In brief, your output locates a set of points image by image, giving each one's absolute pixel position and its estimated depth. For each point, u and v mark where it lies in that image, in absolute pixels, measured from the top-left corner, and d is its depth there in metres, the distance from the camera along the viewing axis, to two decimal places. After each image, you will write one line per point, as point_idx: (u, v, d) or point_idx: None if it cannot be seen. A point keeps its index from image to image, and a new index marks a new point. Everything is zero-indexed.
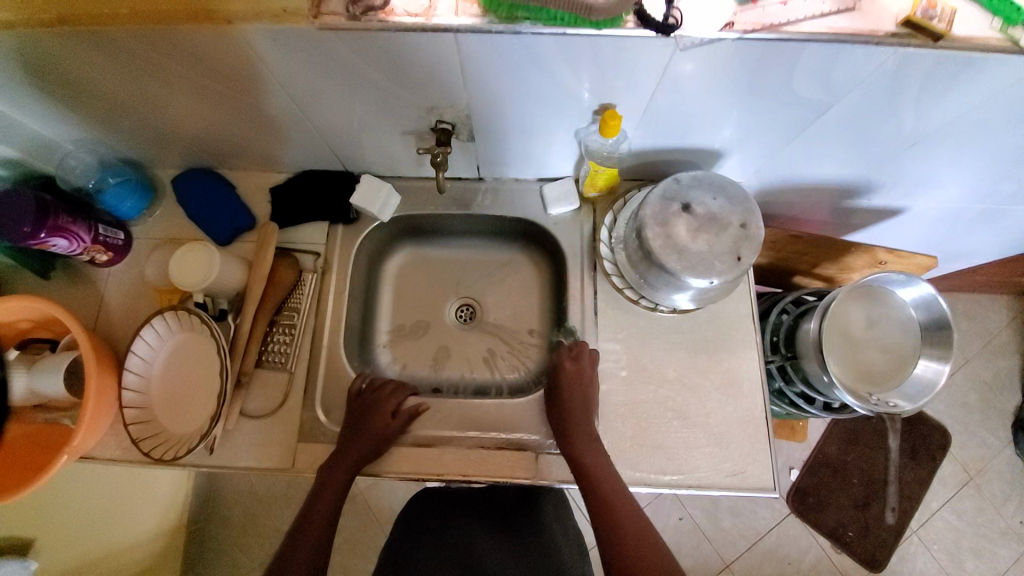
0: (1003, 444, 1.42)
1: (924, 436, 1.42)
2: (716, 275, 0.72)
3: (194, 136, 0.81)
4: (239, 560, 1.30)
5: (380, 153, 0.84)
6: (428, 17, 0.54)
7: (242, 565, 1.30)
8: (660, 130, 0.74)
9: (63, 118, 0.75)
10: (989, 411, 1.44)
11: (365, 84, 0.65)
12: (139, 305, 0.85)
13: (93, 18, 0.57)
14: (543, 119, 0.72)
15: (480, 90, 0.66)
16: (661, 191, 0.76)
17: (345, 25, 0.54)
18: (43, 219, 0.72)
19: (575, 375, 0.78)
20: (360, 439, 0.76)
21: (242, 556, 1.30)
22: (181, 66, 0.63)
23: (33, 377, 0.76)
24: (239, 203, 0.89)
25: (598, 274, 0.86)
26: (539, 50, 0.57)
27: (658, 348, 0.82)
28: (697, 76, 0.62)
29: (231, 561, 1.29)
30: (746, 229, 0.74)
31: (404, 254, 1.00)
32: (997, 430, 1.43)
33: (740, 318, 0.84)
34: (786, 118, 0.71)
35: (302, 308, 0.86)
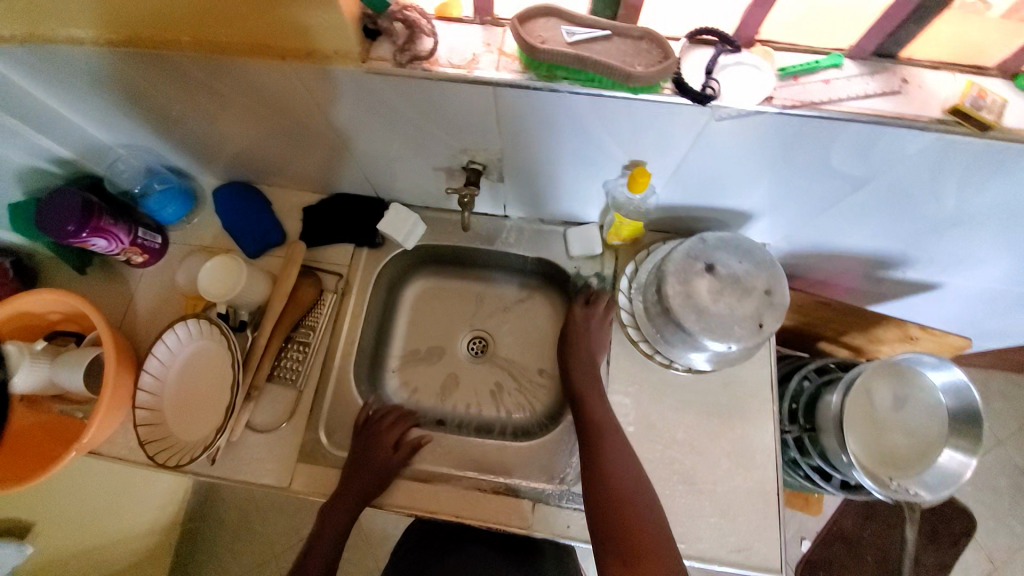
0: None
1: (948, 521, 1.33)
2: (735, 339, 0.70)
3: (237, 152, 0.85)
4: (226, 564, 1.29)
5: (411, 184, 0.86)
6: (469, 69, 0.56)
7: (229, 569, 1.29)
8: (690, 188, 0.74)
9: (119, 126, 0.79)
10: None
11: (403, 122, 0.67)
12: (165, 308, 0.88)
13: (156, 42, 0.60)
14: (574, 168, 0.73)
15: (514, 137, 0.67)
16: (685, 249, 0.75)
17: (390, 71, 0.56)
18: (88, 219, 0.75)
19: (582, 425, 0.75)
20: (361, 472, 0.76)
21: (230, 560, 1.30)
22: (233, 90, 0.67)
23: (54, 369, 0.78)
24: (271, 219, 0.92)
25: (614, 323, 0.84)
26: (575, 107, 0.58)
27: (670, 406, 0.80)
28: (732, 142, 0.61)
29: (219, 563, 1.29)
30: (770, 296, 0.72)
31: (424, 281, 1.01)
32: None
33: (758, 385, 0.81)
34: (821, 188, 0.70)
35: (318, 327, 0.87)
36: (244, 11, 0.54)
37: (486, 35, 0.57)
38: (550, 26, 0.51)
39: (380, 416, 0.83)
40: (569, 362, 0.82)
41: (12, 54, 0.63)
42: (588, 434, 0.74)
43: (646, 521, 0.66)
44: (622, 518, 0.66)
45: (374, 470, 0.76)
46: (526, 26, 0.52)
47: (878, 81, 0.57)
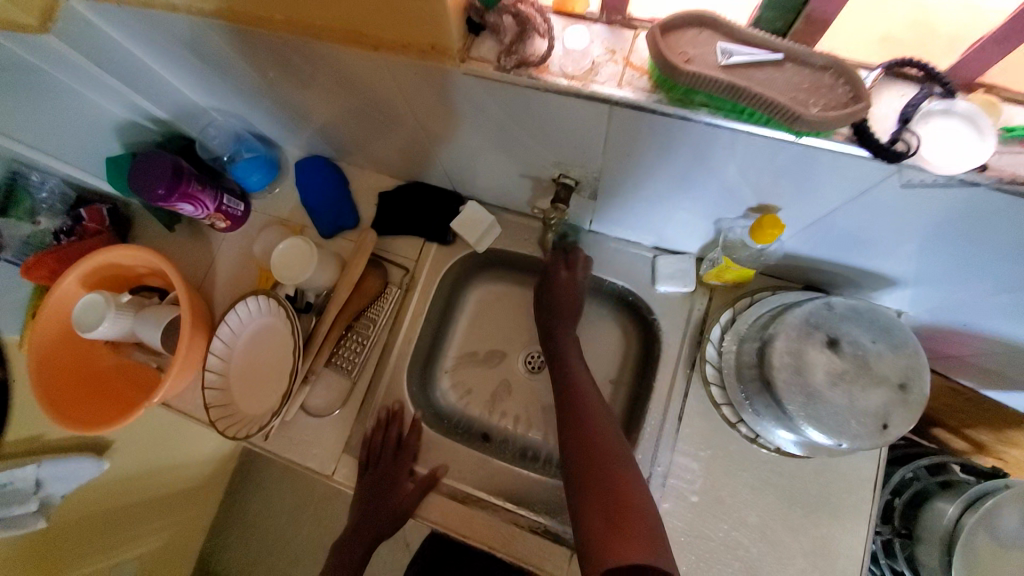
0: None
1: None
2: (848, 438, 0.58)
3: (322, 127, 0.81)
4: (273, 499, 1.39)
5: (493, 184, 0.79)
6: (585, 83, 0.46)
7: (275, 504, 1.39)
8: (825, 243, 0.61)
9: (212, 90, 0.78)
10: None
11: (495, 125, 0.59)
12: (241, 276, 0.90)
13: (249, 16, 0.55)
14: (684, 197, 0.62)
15: (622, 157, 0.57)
16: (805, 314, 0.63)
17: (491, 74, 0.48)
18: (176, 183, 0.76)
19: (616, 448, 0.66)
20: (395, 486, 0.77)
21: (277, 496, 1.40)
22: (321, 71, 0.62)
23: (136, 322, 0.82)
24: (347, 201, 0.89)
25: (696, 375, 0.75)
26: (706, 139, 0.48)
27: (743, 482, 0.70)
28: (907, 206, 0.47)
29: (266, 496, 1.39)
30: (904, 392, 0.58)
31: (488, 284, 0.95)
32: None
33: (857, 481, 0.69)
34: (1011, 276, 0.53)
35: (379, 320, 0.84)
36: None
37: (611, 39, 0.46)
38: (701, 41, 0.40)
39: (404, 436, 0.80)
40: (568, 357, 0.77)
41: (114, 14, 0.60)
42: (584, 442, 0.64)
43: (647, 520, 0.56)
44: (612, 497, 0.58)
45: (394, 497, 0.76)
46: (668, 37, 0.40)
47: None
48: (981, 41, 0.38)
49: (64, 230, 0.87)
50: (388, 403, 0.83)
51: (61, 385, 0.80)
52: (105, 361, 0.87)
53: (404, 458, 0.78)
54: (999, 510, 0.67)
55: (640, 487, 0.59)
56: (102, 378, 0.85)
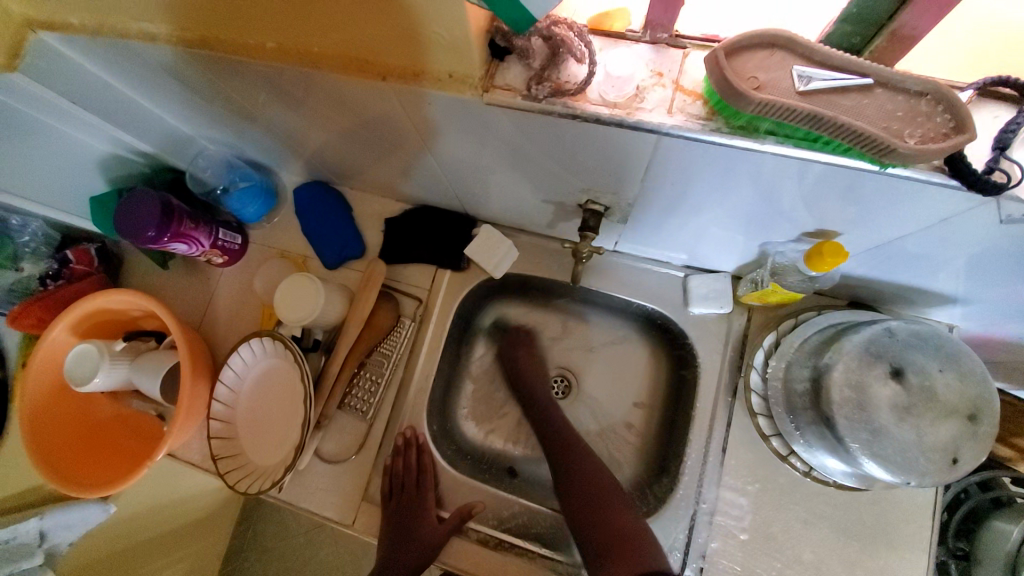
0: None
1: None
2: (916, 475, 0.54)
3: (318, 150, 0.75)
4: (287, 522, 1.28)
5: (508, 206, 0.73)
6: (630, 111, 0.40)
7: (289, 525, 1.28)
8: (881, 264, 0.56)
9: (201, 120, 0.72)
10: None
11: (515, 151, 0.54)
12: (242, 313, 0.84)
13: (237, 47, 0.49)
14: (725, 218, 0.56)
15: (662, 181, 0.51)
16: (864, 341, 0.58)
17: (520, 104, 0.42)
18: (168, 224, 0.70)
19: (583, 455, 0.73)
20: (410, 543, 0.71)
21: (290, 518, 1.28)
22: (318, 96, 0.56)
23: (133, 371, 0.76)
24: (352, 229, 0.84)
25: (739, 403, 0.70)
26: (766, 167, 0.42)
27: (796, 516, 0.66)
28: (994, 234, 0.42)
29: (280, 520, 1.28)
30: (976, 424, 0.54)
31: (503, 307, 0.89)
32: None
33: (915, 508, 0.65)
34: None
35: (394, 357, 0.79)
36: (340, 22, 0.42)
37: (656, 59, 0.41)
38: (774, 65, 0.34)
39: (420, 474, 0.75)
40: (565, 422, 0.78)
41: (84, 45, 0.54)
42: (585, 495, 0.68)
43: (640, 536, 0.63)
44: (607, 514, 0.65)
45: (419, 537, 0.71)
46: (734, 61, 0.34)
47: None
48: None
49: (50, 274, 0.80)
50: (402, 429, 0.78)
51: (60, 443, 0.73)
52: (103, 410, 0.81)
53: (427, 497, 0.74)
54: None
55: (626, 510, 0.66)
56: (100, 429, 0.79)
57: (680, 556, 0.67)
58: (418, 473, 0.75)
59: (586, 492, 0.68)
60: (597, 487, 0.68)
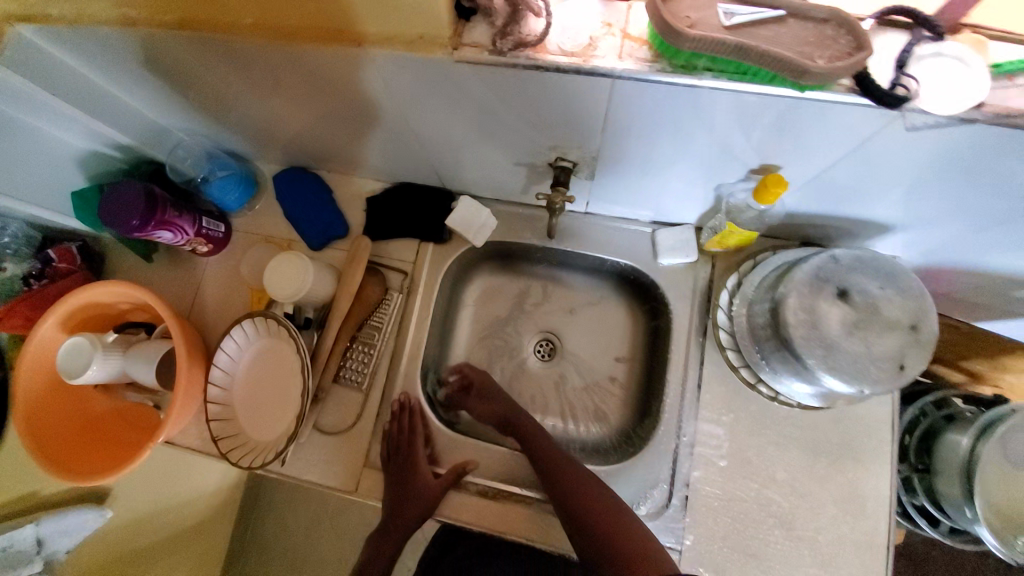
0: None
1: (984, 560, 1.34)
2: (869, 383, 0.60)
3: (296, 135, 0.77)
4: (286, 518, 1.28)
5: (483, 176, 0.77)
6: (586, 58, 0.45)
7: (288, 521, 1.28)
8: (822, 197, 0.62)
9: (179, 110, 0.74)
10: None
11: (485, 114, 0.58)
12: (231, 300, 0.86)
13: (216, 26, 0.52)
14: (682, 166, 0.62)
15: (621, 131, 0.56)
16: (813, 269, 0.64)
17: (488, 59, 0.46)
18: (152, 212, 0.72)
19: (572, 476, 0.70)
20: (410, 498, 0.76)
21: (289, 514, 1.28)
22: (292, 73, 0.58)
23: (127, 361, 0.77)
24: (334, 210, 0.86)
25: (709, 342, 0.76)
26: (709, 104, 0.47)
27: (768, 440, 0.72)
28: (909, 149, 0.48)
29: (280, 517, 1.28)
30: (916, 332, 0.60)
31: (485, 278, 0.94)
32: None
33: (876, 423, 0.71)
34: (1001, 208, 0.56)
35: (384, 328, 0.83)
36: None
37: (606, 12, 0.46)
38: (703, 5, 0.40)
39: (410, 437, 0.78)
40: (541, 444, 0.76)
41: (60, 34, 0.56)
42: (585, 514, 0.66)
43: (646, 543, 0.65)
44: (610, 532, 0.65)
45: (417, 494, 0.75)
46: (669, 3, 0.40)
47: None
48: None
49: (33, 274, 0.81)
50: (397, 396, 0.81)
51: (57, 437, 0.74)
52: (99, 405, 0.80)
53: (418, 454, 0.77)
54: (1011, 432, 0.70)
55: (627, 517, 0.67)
56: (96, 424, 0.79)
57: (667, 488, 0.72)
58: (411, 432, 0.79)
59: (584, 515, 0.66)
60: (597, 505, 0.67)
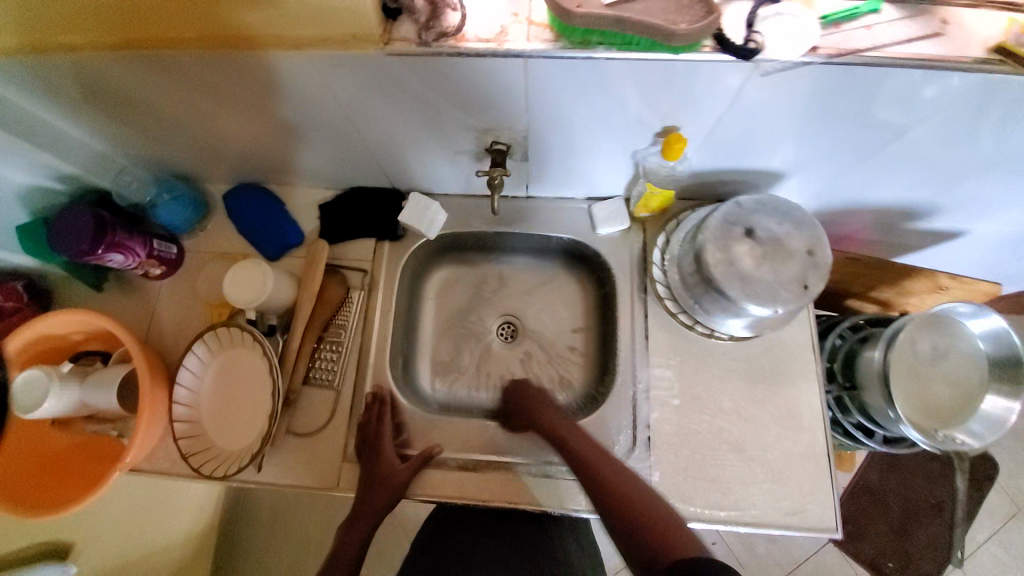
0: None
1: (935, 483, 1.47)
2: (781, 304, 0.69)
3: (244, 150, 0.81)
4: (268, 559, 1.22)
5: (428, 171, 0.84)
6: (499, 43, 0.53)
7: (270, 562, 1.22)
8: (720, 152, 0.73)
9: (124, 136, 0.76)
10: None
11: (420, 105, 0.64)
12: (190, 319, 0.86)
13: (157, 42, 0.57)
14: (600, 138, 0.71)
15: (542, 109, 0.64)
16: (722, 216, 0.74)
17: (414, 51, 0.54)
18: (102, 237, 0.72)
19: (611, 465, 0.70)
20: (376, 486, 0.74)
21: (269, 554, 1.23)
22: (234, 84, 0.63)
23: (86, 391, 0.75)
24: (288, 220, 0.89)
25: (650, 296, 0.84)
26: (608, 74, 0.56)
27: (712, 375, 0.80)
28: (770, 97, 0.59)
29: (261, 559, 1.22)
30: (813, 256, 0.70)
31: (443, 271, 0.99)
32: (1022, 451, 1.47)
33: (801, 347, 0.81)
34: (858, 142, 0.68)
35: (349, 326, 0.85)
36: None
37: (512, 5, 0.55)
38: None
39: (371, 427, 0.79)
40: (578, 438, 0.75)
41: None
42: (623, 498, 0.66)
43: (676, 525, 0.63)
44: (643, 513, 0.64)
45: (384, 480, 0.74)
46: None
47: (918, 25, 0.56)
48: None
49: None
50: (368, 390, 0.83)
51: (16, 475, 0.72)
52: (58, 441, 0.78)
53: (384, 441, 0.77)
54: (915, 338, 0.83)
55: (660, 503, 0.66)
56: (57, 460, 0.77)
57: (630, 432, 0.78)
58: (380, 421, 0.80)
59: (623, 499, 0.66)
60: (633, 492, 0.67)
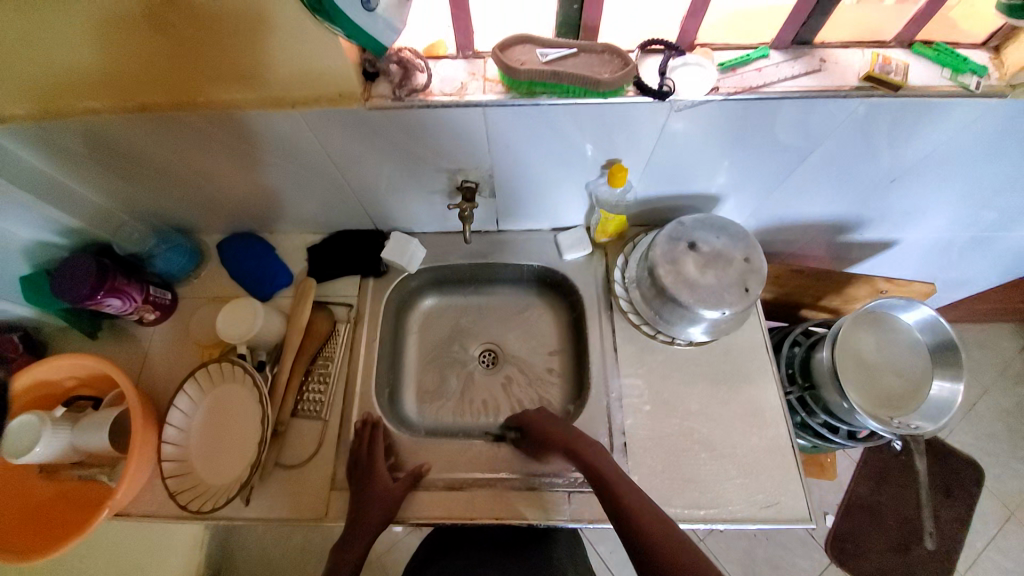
0: (1015, 465, 1.49)
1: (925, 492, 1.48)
2: (727, 305, 0.78)
3: (240, 201, 0.89)
4: None
5: (409, 212, 0.93)
6: (460, 95, 0.65)
7: None
8: (661, 181, 0.84)
9: (129, 190, 0.84)
10: (1000, 440, 1.52)
11: (399, 151, 0.75)
12: (181, 361, 0.90)
13: (168, 105, 0.67)
14: (557, 173, 0.81)
15: (503, 150, 0.75)
16: (668, 234, 0.84)
17: (391, 105, 0.65)
18: (103, 281, 0.78)
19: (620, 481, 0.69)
20: (369, 503, 0.76)
21: None
22: (236, 140, 0.73)
23: (77, 435, 0.77)
24: (279, 263, 0.96)
25: (615, 312, 0.92)
26: (552, 118, 0.68)
27: (679, 380, 0.86)
28: (691, 130, 0.71)
29: None
30: (749, 262, 0.80)
31: (426, 305, 1.06)
32: (999, 452, 1.51)
33: (756, 349, 0.88)
34: (774, 164, 0.80)
35: (336, 357, 0.90)
36: (237, 77, 0.64)
37: (470, 67, 0.67)
38: (524, 52, 0.62)
39: (356, 454, 0.82)
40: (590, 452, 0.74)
41: (18, 129, 0.68)
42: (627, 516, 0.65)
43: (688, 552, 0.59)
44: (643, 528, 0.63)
45: (376, 497, 0.76)
46: (506, 53, 0.62)
47: (802, 64, 0.69)
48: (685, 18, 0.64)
49: None
50: (355, 420, 0.86)
51: None
52: (41, 490, 0.78)
53: (376, 463, 0.80)
54: (855, 335, 0.93)
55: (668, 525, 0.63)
56: (40, 509, 0.77)
57: (608, 441, 0.82)
58: (370, 444, 0.83)
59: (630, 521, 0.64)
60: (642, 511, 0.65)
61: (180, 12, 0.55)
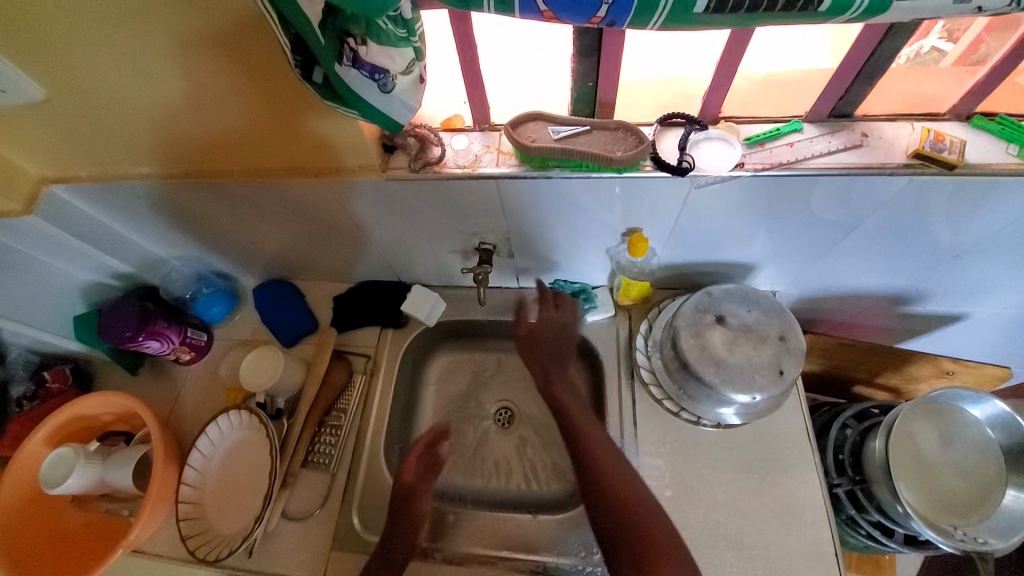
0: None
1: None
2: (758, 389, 0.71)
3: (274, 252, 0.94)
4: None
5: (430, 268, 0.94)
6: (473, 168, 0.65)
7: None
8: (688, 248, 0.80)
9: (176, 241, 0.91)
10: None
11: (419, 216, 0.76)
12: (208, 402, 0.94)
13: (210, 171, 0.73)
14: (576, 238, 0.79)
15: (520, 217, 0.75)
16: (694, 303, 0.78)
17: (408, 176, 0.67)
18: (145, 324, 0.84)
19: (630, 489, 0.69)
20: (395, 539, 0.75)
21: None
22: (271, 203, 0.78)
23: (105, 469, 0.81)
24: (305, 310, 1.00)
25: (636, 381, 0.86)
26: (567, 189, 0.66)
27: (702, 465, 0.79)
28: (718, 202, 0.67)
29: None
30: (784, 342, 0.73)
31: (444, 357, 1.05)
32: None
33: (794, 436, 0.79)
34: (815, 235, 0.74)
35: (350, 409, 0.91)
36: (271, 150, 0.69)
37: (485, 139, 0.67)
38: (538, 129, 0.62)
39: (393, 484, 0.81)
40: (617, 465, 0.71)
41: (83, 189, 0.76)
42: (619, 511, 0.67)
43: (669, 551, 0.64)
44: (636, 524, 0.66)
45: (403, 535, 0.75)
46: (518, 129, 0.62)
47: (841, 138, 0.64)
48: (708, 91, 0.62)
49: (27, 396, 0.90)
50: (361, 478, 0.85)
51: (29, 552, 0.78)
52: (71, 520, 0.84)
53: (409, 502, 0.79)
54: (913, 426, 0.82)
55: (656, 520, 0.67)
56: (69, 540, 0.82)
57: None
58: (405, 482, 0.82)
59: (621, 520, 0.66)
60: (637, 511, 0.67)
61: (220, 98, 0.60)
